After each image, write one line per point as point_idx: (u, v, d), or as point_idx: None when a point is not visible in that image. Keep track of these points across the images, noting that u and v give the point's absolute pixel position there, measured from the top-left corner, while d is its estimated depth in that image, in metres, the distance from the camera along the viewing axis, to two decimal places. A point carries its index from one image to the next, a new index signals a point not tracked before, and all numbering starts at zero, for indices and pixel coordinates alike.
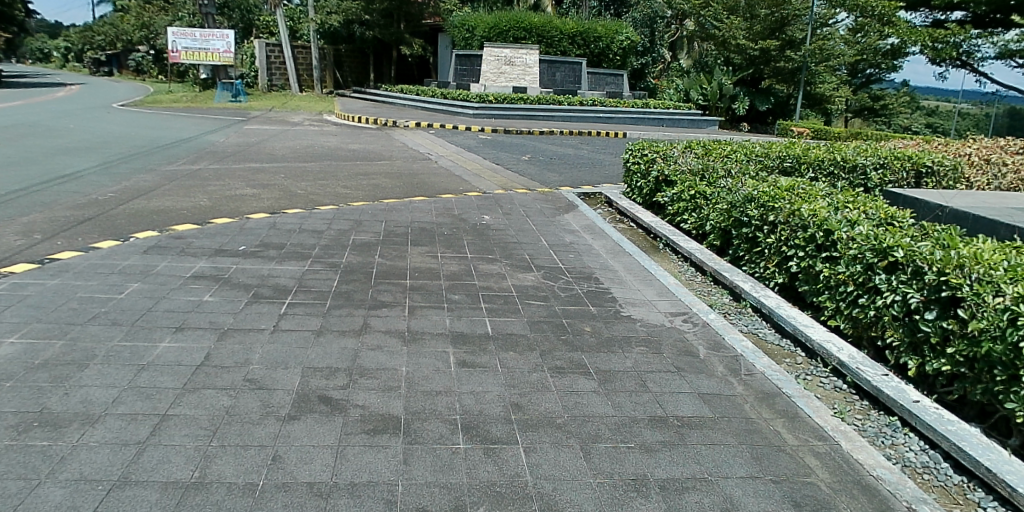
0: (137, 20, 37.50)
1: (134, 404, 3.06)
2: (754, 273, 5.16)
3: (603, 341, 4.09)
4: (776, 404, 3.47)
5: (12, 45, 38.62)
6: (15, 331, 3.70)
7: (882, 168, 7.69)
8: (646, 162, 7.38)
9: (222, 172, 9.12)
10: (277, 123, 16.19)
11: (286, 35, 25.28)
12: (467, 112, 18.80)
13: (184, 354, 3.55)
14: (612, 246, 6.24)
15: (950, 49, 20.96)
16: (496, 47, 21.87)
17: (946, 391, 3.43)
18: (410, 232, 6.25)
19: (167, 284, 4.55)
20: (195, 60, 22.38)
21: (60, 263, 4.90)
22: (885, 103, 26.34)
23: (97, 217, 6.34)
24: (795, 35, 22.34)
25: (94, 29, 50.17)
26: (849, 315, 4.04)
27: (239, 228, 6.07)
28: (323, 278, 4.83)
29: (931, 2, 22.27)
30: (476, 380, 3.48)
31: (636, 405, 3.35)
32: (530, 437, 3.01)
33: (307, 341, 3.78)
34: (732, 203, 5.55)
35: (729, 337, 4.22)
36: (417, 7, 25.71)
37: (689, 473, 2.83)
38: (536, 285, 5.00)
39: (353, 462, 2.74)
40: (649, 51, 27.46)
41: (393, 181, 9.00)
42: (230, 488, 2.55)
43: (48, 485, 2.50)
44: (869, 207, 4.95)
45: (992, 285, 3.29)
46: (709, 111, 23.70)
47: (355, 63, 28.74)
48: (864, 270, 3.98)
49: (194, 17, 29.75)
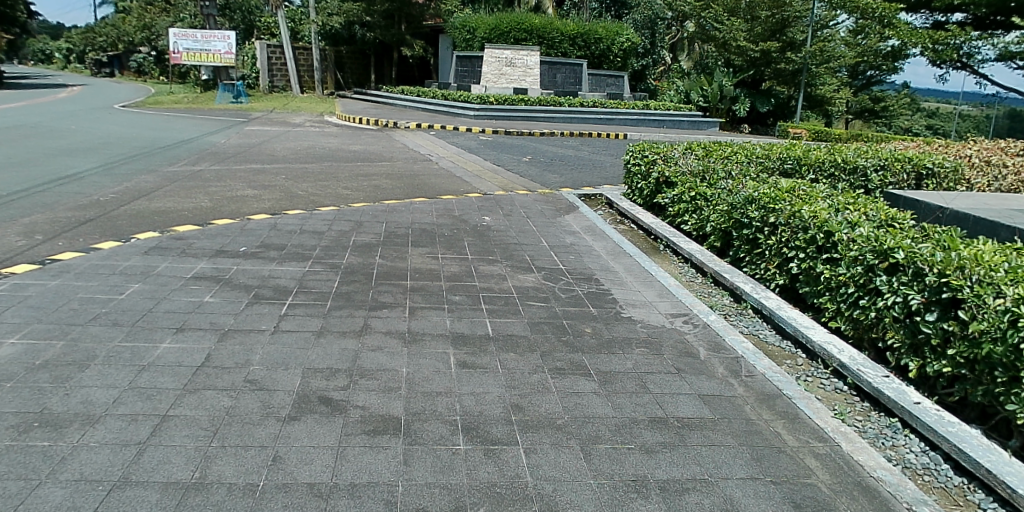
0: (138, 21, 37.58)
1: (135, 404, 3.07)
2: (754, 274, 5.16)
3: (603, 342, 4.09)
4: (777, 405, 3.47)
5: (14, 47, 38.69)
6: (16, 331, 3.71)
7: (882, 169, 7.69)
8: (647, 163, 7.39)
9: (223, 173, 9.13)
10: (278, 125, 16.21)
11: (287, 37, 25.32)
12: (468, 113, 18.81)
13: (185, 355, 3.55)
14: (613, 247, 6.25)
15: (951, 51, 20.79)
16: (497, 49, 21.89)
17: (946, 393, 3.43)
18: (411, 233, 6.25)
19: (168, 285, 4.56)
20: (196, 61, 22.42)
21: (61, 263, 4.91)
22: (885, 105, 26.36)
23: (98, 217, 6.35)
24: (795, 36, 22.56)
25: (95, 30, 50.21)
26: (849, 317, 4.04)
27: (240, 229, 6.07)
28: (324, 279, 4.83)
29: (931, 4, 22.27)
30: (476, 380, 3.49)
31: (637, 406, 3.36)
32: (530, 438, 3.01)
33: (307, 342, 3.78)
34: (732, 204, 5.55)
35: (730, 339, 4.22)
36: (418, 8, 25.58)
37: (689, 474, 2.83)
38: (537, 287, 5.00)
39: (354, 463, 2.75)
40: (650, 53, 27.09)
41: (394, 182, 9.01)
42: (230, 488, 2.55)
43: (48, 485, 2.50)
44: (870, 208, 4.96)
45: (992, 286, 3.29)
46: (709, 113, 23.53)
47: (356, 64, 28.76)
48: (865, 272, 3.98)
49: (195, 18, 29.80)
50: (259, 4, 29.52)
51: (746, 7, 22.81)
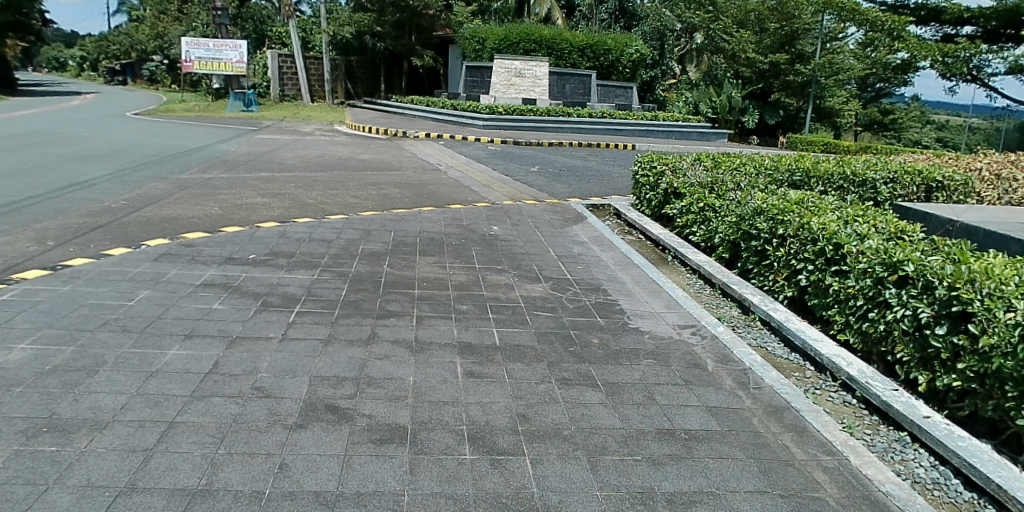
0: (150, 29, 37.72)
1: (143, 411, 3.08)
2: (763, 286, 5.14)
3: (611, 353, 4.08)
4: (784, 418, 3.45)
5: (28, 55, 39.08)
6: (26, 338, 3.72)
7: (892, 182, 7.68)
8: (655, 175, 7.40)
9: (233, 181, 9.17)
10: (289, 133, 16.29)
11: (298, 46, 25.46)
12: (477, 123, 18.97)
13: (193, 362, 3.56)
14: (621, 258, 6.24)
15: (961, 64, 20.88)
16: (506, 59, 21.95)
17: (956, 407, 3.39)
18: (419, 242, 6.27)
19: (177, 291, 4.58)
20: (208, 70, 22.59)
21: (71, 270, 4.94)
22: (894, 118, 25.99)
23: (109, 224, 6.40)
24: (804, 48, 22.45)
25: (108, 39, 50.52)
26: (858, 329, 4.01)
27: (250, 237, 6.11)
28: (332, 287, 4.85)
29: (942, 16, 22.24)
30: (483, 390, 3.48)
31: (643, 418, 3.34)
32: (537, 448, 3.00)
33: (314, 350, 3.79)
34: (741, 215, 5.54)
35: (738, 351, 4.20)
36: (429, 19, 25.52)
37: (697, 487, 2.81)
38: (545, 297, 5.00)
39: (359, 472, 2.74)
40: (658, 64, 27.44)
41: (403, 191, 9.03)
42: (237, 496, 2.55)
43: (56, 491, 2.51)
44: (879, 221, 4.93)
45: (1003, 300, 3.27)
46: (718, 124, 23.69)
47: (367, 73, 28.97)
48: (874, 284, 3.95)
49: (209, 28, 30.17)
50: (270, 14, 29.94)
51: (755, 20, 23.06)
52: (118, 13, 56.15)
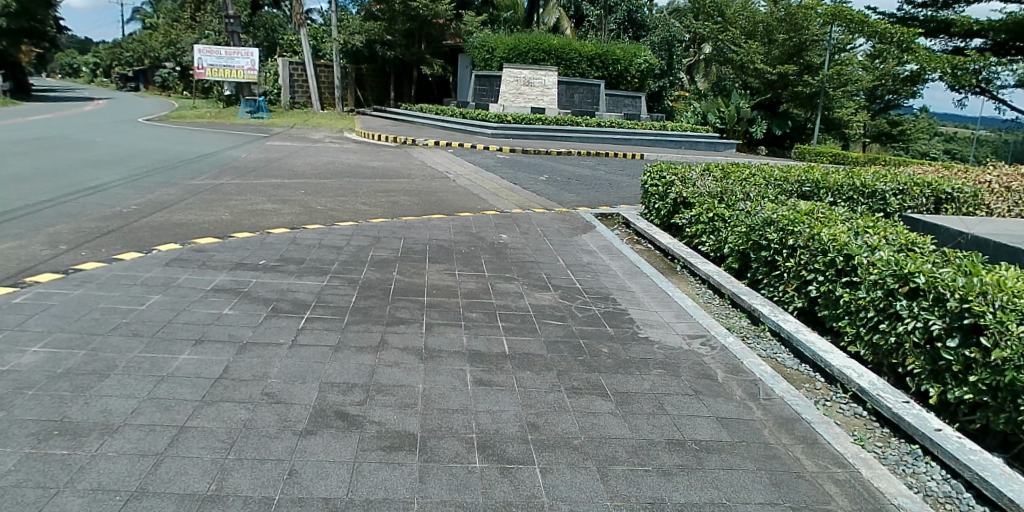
0: (164, 36, 38.17)
1: (153, 415, 3.09)
2: (772, 296, 5.13)
3: (620, 363, 4.07)
4: (795, 429, 3.43)
5: (42, 60, 39.36)
6: (39, 340, 3.76)
7: (901, 194, 7.65)
8: (664, 184, 7.40)
9: (244, 187, 9.20)
10: (300, 140, 16.34)
11: (309, 54, 25.63)
12: (486, 132, 19.27)
13: (203, 367, 3.58)
14: (630, 267, 6.25)
15: (970, 76, 20.34)
16: (515, 68, 22.00)
17: (967, 420, 3.36)
18: (428, 249, 6.29)
19: (188, 296, 4.61)
20: (219, 77, 22.60)
21: (82, 273, 4.98)
22: (902, 129, 25.87)
23: (120, 229, 6.43)
24: (812, 59, 22.51)
25: (122, 46, 51.08)
26: (869, 342, 3.99)
27: (259, 243, 6.12)
28: (342, 294, 4.86)
29: (951, 28, 22.11)
30: (492, 398, 3.48)
31: (653, 428, 3.33)
32: (547, 458, 3.00)
33: (324, 357, 3.79)
34: (751, 225, 5.53)
35: (748, 362, 4.18)
36: (438, 28, 25.74)
37: (706, 498, 2.80)
38: (553, 305, 5.00)
39: (369, 479, 2.74)
40: (667, 74, 27.21)
41: (412, 198, 9.07)
42: (246, 501, 2.56)
43: (66, 494, 2.52)
44: (890, 233, 4.92)
45: (1015, 313, 3.26)
46: (726, 134, 23.65)
47: (376, 82, 29.17)
48: (885, 295, 3.93)
49: (221, 35, 30.47)
50: (282, 23, 30.25)
51: (763, 31, 23.38)
52: (131, 21, 56.81)
